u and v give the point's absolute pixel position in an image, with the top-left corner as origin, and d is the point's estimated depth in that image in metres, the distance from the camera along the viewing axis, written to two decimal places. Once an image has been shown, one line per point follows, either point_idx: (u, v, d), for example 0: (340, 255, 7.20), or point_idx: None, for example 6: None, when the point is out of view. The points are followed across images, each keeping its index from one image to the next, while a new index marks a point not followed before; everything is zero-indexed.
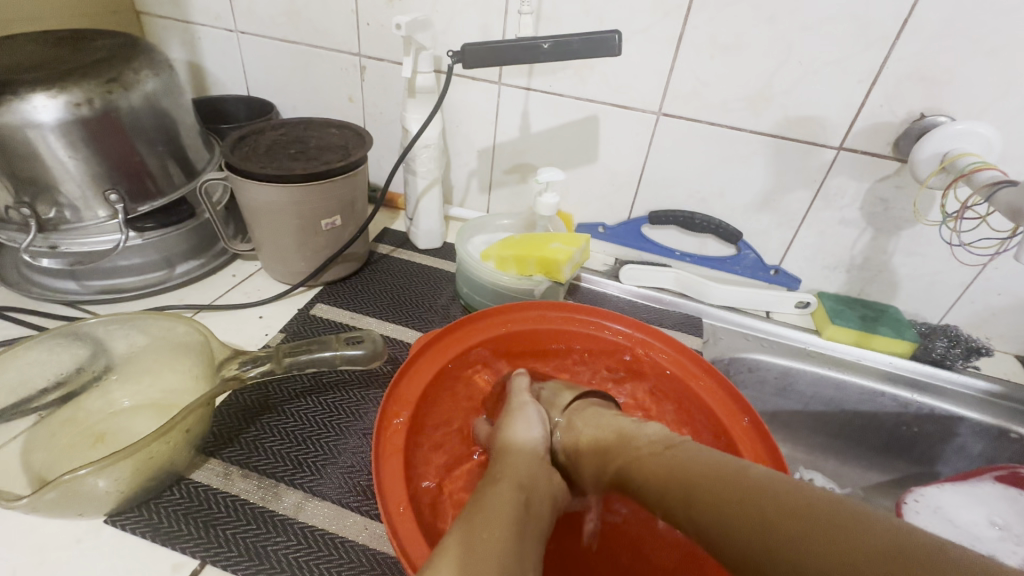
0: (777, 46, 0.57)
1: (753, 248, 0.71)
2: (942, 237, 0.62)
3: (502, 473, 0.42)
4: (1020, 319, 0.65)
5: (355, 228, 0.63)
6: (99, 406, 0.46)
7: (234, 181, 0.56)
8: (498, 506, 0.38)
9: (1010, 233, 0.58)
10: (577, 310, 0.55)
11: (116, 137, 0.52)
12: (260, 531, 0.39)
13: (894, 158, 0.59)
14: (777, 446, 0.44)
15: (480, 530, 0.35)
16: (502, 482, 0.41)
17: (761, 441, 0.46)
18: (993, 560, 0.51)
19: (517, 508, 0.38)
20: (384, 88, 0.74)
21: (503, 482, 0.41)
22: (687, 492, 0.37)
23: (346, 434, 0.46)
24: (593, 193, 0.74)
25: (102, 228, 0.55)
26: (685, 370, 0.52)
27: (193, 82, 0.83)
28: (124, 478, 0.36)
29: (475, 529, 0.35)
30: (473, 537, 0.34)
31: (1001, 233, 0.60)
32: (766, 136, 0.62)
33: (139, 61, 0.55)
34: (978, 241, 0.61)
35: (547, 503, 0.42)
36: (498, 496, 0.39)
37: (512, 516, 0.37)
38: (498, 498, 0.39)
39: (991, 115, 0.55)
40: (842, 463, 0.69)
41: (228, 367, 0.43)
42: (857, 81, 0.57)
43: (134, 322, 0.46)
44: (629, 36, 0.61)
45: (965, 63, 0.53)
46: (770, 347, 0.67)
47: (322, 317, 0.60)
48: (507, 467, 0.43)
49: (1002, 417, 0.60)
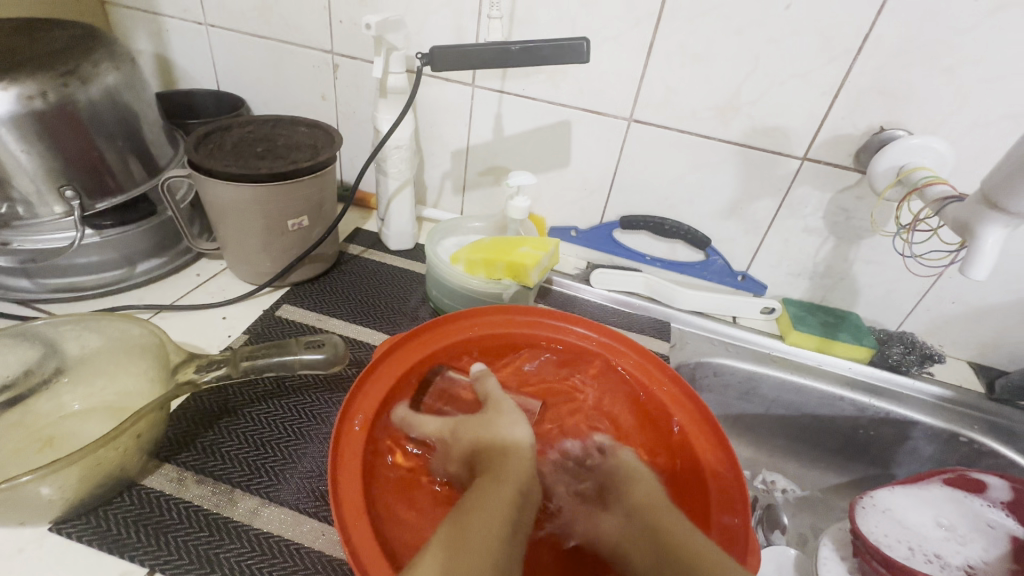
0: (744, 56, 0.58)
1: (720, 254, 0.72)
2: (896, 248, 0.64)
3: (491, 482, 0.43)
4: (973, 327, 0.67)
5: (324, 228, 0.63)
6: (49, 409, 0.44)
7: (197, 179, 0.55)
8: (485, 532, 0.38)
9: (958, 246, 0.60)
10: (547, 315, 0.56)
11: (73, 132, 0.51)
12: (213, 538, 0.38)
13: (855, 169, 0.61)
14: (734, 458, 0.45)
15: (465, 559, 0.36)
16: (495, 490, 0.42)
17: (721, 451, 0.46)
18: (939, 559, 0.52)
19: (506, 519, 0.40)
20: (356, 87, 0.73)
21: (499, 490, 0.43)
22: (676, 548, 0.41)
23: (307, 438, 0.46)
24: (566, 196, 0.74)
25: (57, 225, 0.53)
26: (651, 376, 0.53)
27: (160, 74, 0.81)
28: (69, 485, 0.35)
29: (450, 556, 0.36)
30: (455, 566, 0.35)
31: (951, 245, 0.62)
32: (735, 145, 0.64)
33: (99, 53, 0.54)
34: (930, 252, 0.63)
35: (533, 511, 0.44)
36: (490, 508, 0.40)
37: (500, 530, 0.39)
38: (486, 512, 0.40)
39: (945, 130, 0.56)
40: (802, 465, 0.71)
41: (183, 370, 0.42)
42: (821, 94, 0.58)
43: (89, 324, 0.45)
44: (602, 43, 0.61)
45: (921, 79, 0.55)
46: (735, 351, 0.68)
47: (287, 319, 0.59)
48: (496, 472, 0.44)
49: (953, 422, 0.63)
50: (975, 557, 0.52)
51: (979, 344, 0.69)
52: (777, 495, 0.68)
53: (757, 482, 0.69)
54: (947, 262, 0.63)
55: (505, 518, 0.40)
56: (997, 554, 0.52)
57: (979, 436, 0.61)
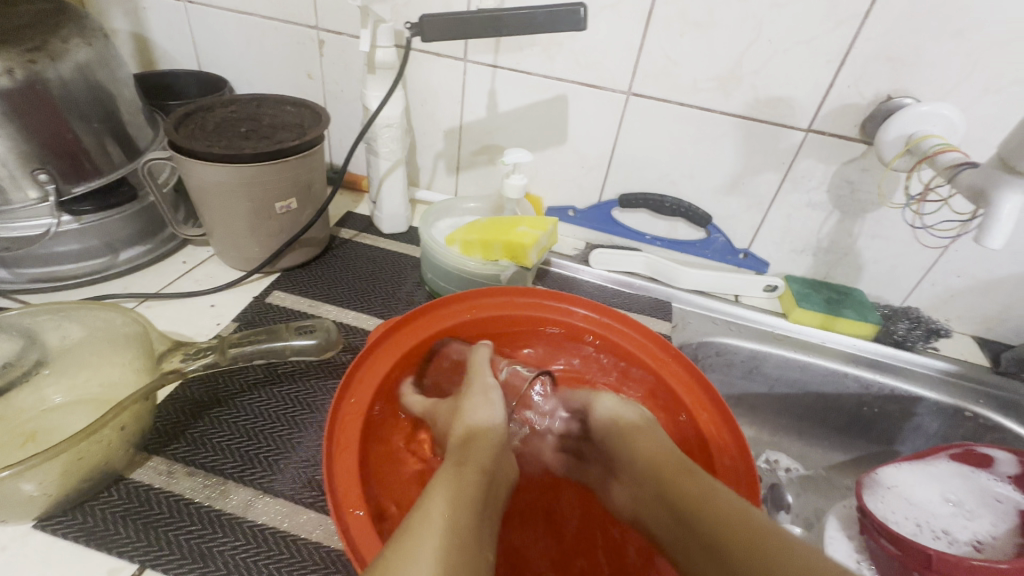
0: (748, 23, 0.56)
1: (721, 231, 0.70)
2: (905, 220, 0.62)
3: (460, 459, 0.40)
4: (977, 301, 0.66)
5: (314, 210, 0.60)
6: (30, 403, 0.42)
7: (178, 161, 0.52)
8: (471, 490, 0.37)
9: (971, 216, 0.59)
10: (549, 296, 0.54)
11: (44, 112, 0.48)
12: (206, 532, 0.37)
13: (860, 140, 0.59)
14: (741, 432, 0.44)
15: (456, 518, 0.34)
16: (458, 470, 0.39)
17: (726, 424, 0.45)
18: (946, 535, 0.52)
19: (478, 492, 0.37)
20: (343, 64, 0.70)
21: (471, 466, 0.39)
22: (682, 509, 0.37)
23: (301, 427, 0.44)
24: (563, 175, 0.72)
25: (33, 212, 0.51)
26: (655, 356, 0.51)
27: (138, 55, 0.78)
28: (53, 480, 0.33)
29: (451, 511, 0.34)
30: (451, 524, 0.33)
31: (962, 215, 0.60)
32: (737, 117, 0.61)
33: (68, 28, 0.51)
34: (940, 224, 0.61)
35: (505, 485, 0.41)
36: (464, 484, 0.37)
37: (473, 506, 0.36)
38: (465, 485, 0.37)
39: (954, 97, 0.55)
40: (805, 444, 0.70)
41: (169, 359, 0.40)
42: (826, 62, 0.56)
43: (70, 313, 0.43)
44: (598, 12, 0.59)
45: (930, 44, 0.53)
46: (738, 330, 0.67)
47: (278, 305, 0.57)
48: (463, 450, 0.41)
49: (958, 397, 0.62)
50: (983, 533, 0.52)
51: (983, 318, 0.68)
52: (781, 474, 0.68)
53: (760, 461, 0.69)
54: (958, 233, 0.62)
55: (478, 492, 0.37)
56: (1006, 529, 0.51)
57: (984, 411, 0.61)
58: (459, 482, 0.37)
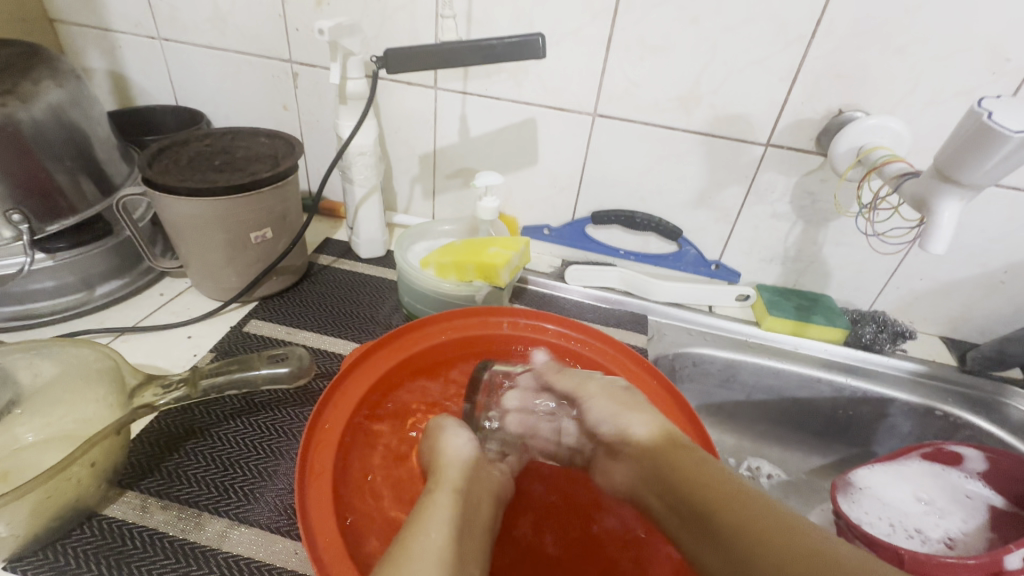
0: (702, 46, 0.58)
1: (693, 244, 0.72)
2: (859, 228, 0.65)
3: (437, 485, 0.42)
4: (941, 302, 0.69)
5: (289, 239, 0.61)
6: (3, 442, 0.42)
7: (152, 197, 0.53)
8: (438, 523, 0.38)
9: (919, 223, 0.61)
10: (518, 313, 0.55)
11: (15, 153, 0.49)
12: (180, 565, 0.36)
13: (817, 152, 0.62)
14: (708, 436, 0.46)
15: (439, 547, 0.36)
16: (438, 490, 0.41)
17: (691, 425, 0.48)
18: (920, 534, 0.53)
19: (455, 527, 0.39)
20: (317, 95, 0.72)
21: (435, 494, 0.41)
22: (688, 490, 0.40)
23: (277, 456, 0.44)
24: (536, 195, 0.74)
25: (6, 250, 0.51)
26: (628, 369, 0.53)
27: (116, 92, 0.79)
28: (20, 521, 0.33)
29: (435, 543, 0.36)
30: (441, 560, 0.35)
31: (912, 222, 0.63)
32: (699, 134, 0.64)
33: (41, 72, 0.52)
34: (892, 231, 0.64)
35: (484, 515, 0.42)
36: (439, 512, 0.39)
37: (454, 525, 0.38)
38: (434, 511, 0.39)
39: (900, 110, 0.57)
40: (785, 449, 0.71)
41: (141, 395, 0.40)
42: (779, 80, 0.59)
43: (44, 350, 0.44)
44: (560, 40, 0.61)
45: (875, 62, 0.55)
46: (713, 340, 0.68)
47: (255, 333, 0.57)
48: (436, 476, 0.43)
49: (929, 397, 0.64)
50: (954, 528, 0.53)
51: (948, 319, 0.70)
52: (762, 481, 0.69)
53: (741, 469, 0.69)
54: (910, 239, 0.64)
55: (455, 519, 0.39)
56: (975, 525, 0.53)
57: (953, 409, 0.62)
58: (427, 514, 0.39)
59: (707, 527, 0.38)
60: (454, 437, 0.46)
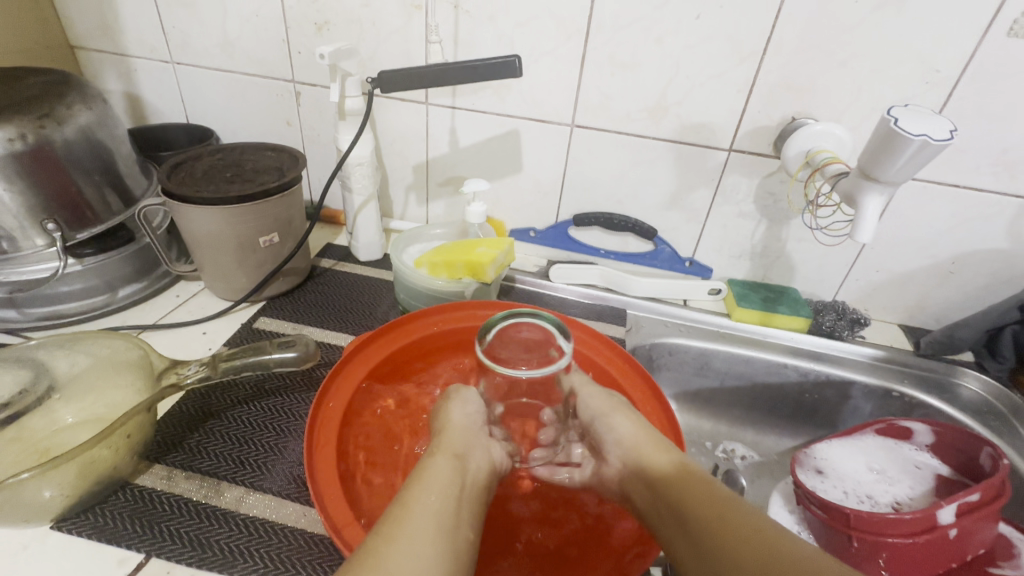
0: (666, 63, 0.65)
1: (668, 242, 0.78)
2: (804, 222, 0.71)
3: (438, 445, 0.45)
4: (898, 292, 0.74)
5: (294, 243, 0.67)
6: (43, 424, 0.47)
7: (171, 206, 0.59)
8: (439, 481, 0.41)
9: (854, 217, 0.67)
10: (503, 306, 0.61)
11: (51, 169, 0.55)
12: (204, 524, 0.42)
13: (775, 156, 0.68)
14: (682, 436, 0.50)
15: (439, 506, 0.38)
16: (438, 454, 0.43)
17: (669, 422, 0.52)
18: (870, 499, 0.58)
19: (460, 487, 0.41)
20: (318, 111, 0.78)
21: (439, 455, 0.43)
22: (677, 495, 0.41)
23: (286, 434, 0.50)
24: (522, 200, 0.79)
25: (40, 256, 0.57)
26: (603, 355, 0.59)
27: (131, 112, 0.85)
28: (68, 483, 0.39)
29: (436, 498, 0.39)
30: (440, 512, 0.38)
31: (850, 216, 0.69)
32: (668, 141, 0.70)
33: (72, 96, 0.58)
34: (833, 224, 0.70)
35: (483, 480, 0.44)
36: (443, 470, 0.42)
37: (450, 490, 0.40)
38: (437, 471, 0.41)
39: (847, 117, 0.63)
40: (759, 432, 0.76)
41: (167, 377, 0.46)
42: (737, 91, 0.64)
43: (79, 344, 0.49)
44: (538, 58, 0.67)
45: (821, 74, 0.62)
46: (687, 330, 0.74)
47: (264, 329, 0.63)
48: (442, 438, 0.45)
49: (886, 379, 0.69)
50: (902, 494, 0.58)
51: (906, 308, 0.75)
52: (737, 461, 0.74)
53: (717, 451, 0.75)
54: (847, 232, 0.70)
55: (453, 476, 0.42)
56: (921, 491, 0.58)
57: (909, 390, 0.68)
58: (429, 473, 0.41)
59: (678, 514, 0.40)
60: (459, 410, 0.49)
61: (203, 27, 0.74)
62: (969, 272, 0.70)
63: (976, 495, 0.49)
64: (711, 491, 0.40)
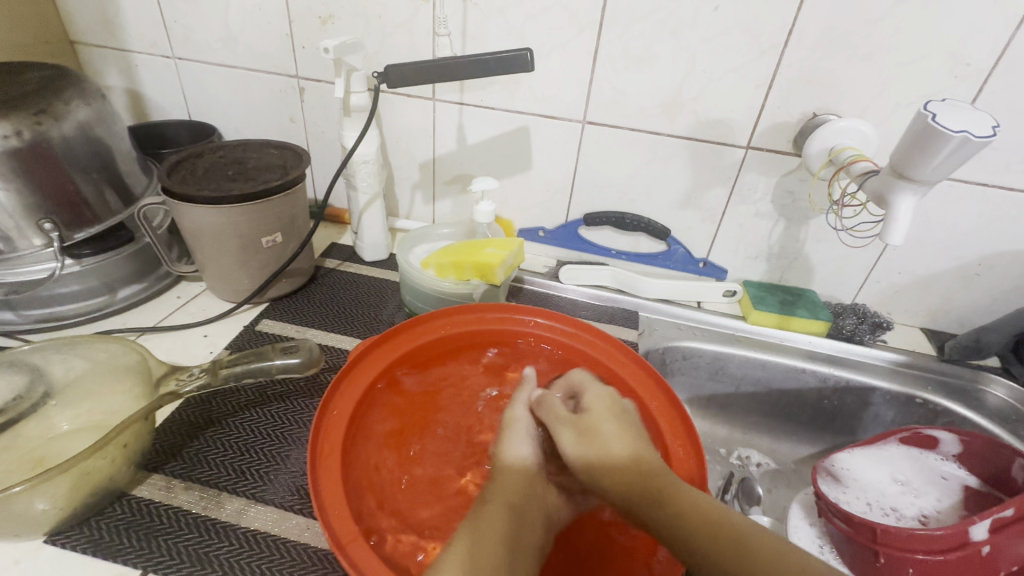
0: (683, 57, 0.62)
1: (681, 243, 0.76)
2: (829, 223, 0.68)
3: (493, 494, 0.44)
4: (921, 295, 0.72)
5: (298, 243, 0.65)
6: (39, 432, 0.46)
7: (171, 205, 0.57)
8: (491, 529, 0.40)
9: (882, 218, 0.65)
10: (514, 309, 0.59)
11: (48, 167, 0.53)
12: (204, 538, 0.40)
13: (794, 154, 0.65)
14: (696, 431, 0.48)
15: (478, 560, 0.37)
16: (490, 503, 0.43)
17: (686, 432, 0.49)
18: (895, 512, 0.56)
19: (509, 532, 0.40)
20: (322, 108, 0.76)
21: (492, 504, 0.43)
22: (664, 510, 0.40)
23: (289, 442, 0.48)
24: (531, 199, 0.77)
25: (37, 257, 0.55)
26: (615, 359, 0.56)
27: (132, 108, 0.84)
28: (61, 496, 0.37)
29: (473, 550, 0.38)
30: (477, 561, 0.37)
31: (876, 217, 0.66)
32: (683, 138, 0.67)
33: (70, 92, 0.57)
34: (859, 225, 0.67)
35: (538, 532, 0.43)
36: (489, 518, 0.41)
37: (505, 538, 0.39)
38: (489, 519, 0.41)
39: (872, 113, 0.61)
40: (775, 439, 0.74)
41: (165, 384, 0.45)
42: (756, 86, 0.62)
43: (74, 348, 0.48)
44: (549, 52, 0.65)
45: (845, 67, 0.59)
46: (701, 334, 0.71)
47: (267, 332, 0.61)
48: (496, 487, 0.45)
49: (909, 385, 0.66)
50: (928, 507, 0.56)
51: (928, 311, 0.73)
52: (752, 469, 0.72)
53: (732, 458, 0.73)
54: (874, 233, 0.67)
55: (506, 528, 0.40)
56: (949, 503, 0.56)
57: (933, 397, 0.65)
58: (481, 523, 0.40)
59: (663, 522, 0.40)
60: (513, 448, 0.48)
61: (205, 21, 0.72)
62: (996, 274, 0.67)
63: (1010, 511, 0.47)
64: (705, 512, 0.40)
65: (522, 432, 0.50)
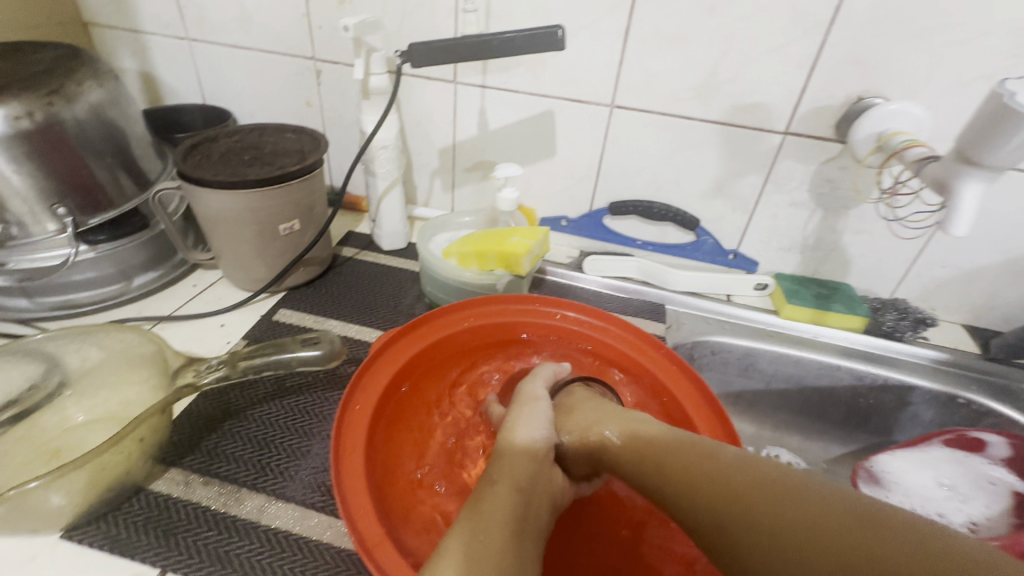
0: (719, 37, 0.59)
1: (710, 233, 0.73)
2: (879, 213, 0.65)
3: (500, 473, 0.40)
4: (964, 290, 0.68)
5: (316, 231, 0.63)
6: (53, 422, 0.44)
7: (187, 191, 0.55)
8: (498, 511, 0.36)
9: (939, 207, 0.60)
10: (541, 301, 0.56)
11: (62, 150, 0.52)
12: (224, 536, 0.38)
13: (836, 140, 0.62)
14: (736, 432, 0.45)
15: (482, 537, 0.34)
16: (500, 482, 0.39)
17: (720, 425, 0.47)
18: (942, 518, 0.53)
19: (517, 515, 0.36)
20: (340, 91, 0.74)
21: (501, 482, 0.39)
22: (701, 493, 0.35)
23: (309, 436, 0.46)
24: (554, 187, 0.75)
25: (52, 243, 0.54)
26: (646, 355, 0.53)
27: (146, 92, 0.82)
28: (78, 491, 0.36)
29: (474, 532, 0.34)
30: (479, 540, 0.33)
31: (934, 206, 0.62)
32: (716, 123, 0.64)
33: (83, 72, 0.55)
34: (912, 215, 0.63)
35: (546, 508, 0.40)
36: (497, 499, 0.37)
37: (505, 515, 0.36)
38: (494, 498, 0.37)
39: (922, 96, 0.57)
40: (805, 438, 0.72)
41: (183, 374, 0.43)
42: (797, 67, 0.59)
43: (90, 337, 0.46)
44: (578, 32, 0.62)
45: (895, 47, 0.55)
46: (731, 328, 0.69)
47: (285, 322, 0.60)
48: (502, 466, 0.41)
49: (950, 384, 0.63)
50: (977, 514, 0.53)
51: (971, 307, 0.69)
52: None
53: None
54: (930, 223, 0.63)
55: (516, 509, 0.37)
56: (999, 510, 0.53)
57: (977, 397, 0.62)
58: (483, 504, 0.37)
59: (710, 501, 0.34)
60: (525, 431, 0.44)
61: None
62: None
63: None
64: (751, 480, 0.34)
65: (534, 413, 0.46)
